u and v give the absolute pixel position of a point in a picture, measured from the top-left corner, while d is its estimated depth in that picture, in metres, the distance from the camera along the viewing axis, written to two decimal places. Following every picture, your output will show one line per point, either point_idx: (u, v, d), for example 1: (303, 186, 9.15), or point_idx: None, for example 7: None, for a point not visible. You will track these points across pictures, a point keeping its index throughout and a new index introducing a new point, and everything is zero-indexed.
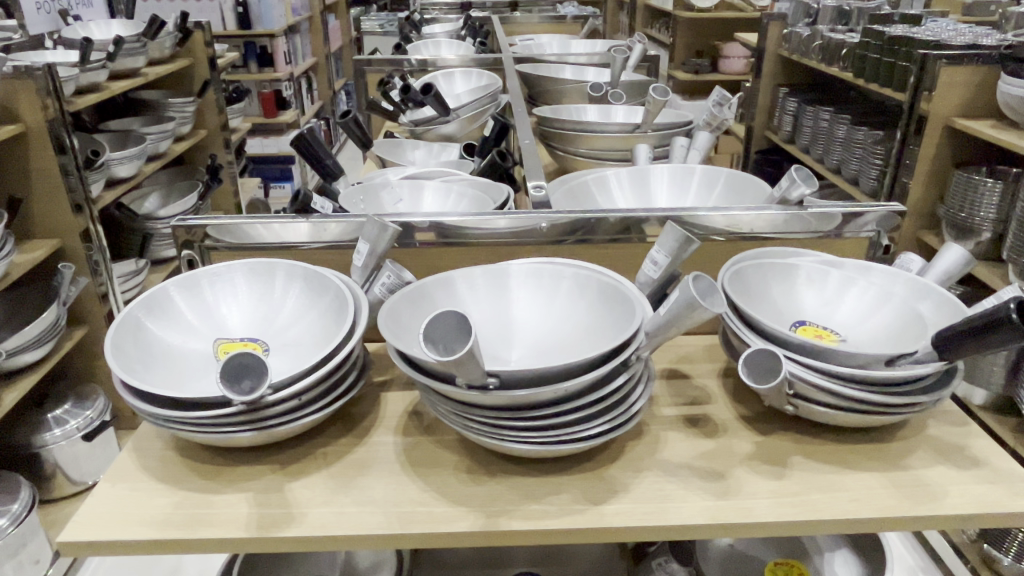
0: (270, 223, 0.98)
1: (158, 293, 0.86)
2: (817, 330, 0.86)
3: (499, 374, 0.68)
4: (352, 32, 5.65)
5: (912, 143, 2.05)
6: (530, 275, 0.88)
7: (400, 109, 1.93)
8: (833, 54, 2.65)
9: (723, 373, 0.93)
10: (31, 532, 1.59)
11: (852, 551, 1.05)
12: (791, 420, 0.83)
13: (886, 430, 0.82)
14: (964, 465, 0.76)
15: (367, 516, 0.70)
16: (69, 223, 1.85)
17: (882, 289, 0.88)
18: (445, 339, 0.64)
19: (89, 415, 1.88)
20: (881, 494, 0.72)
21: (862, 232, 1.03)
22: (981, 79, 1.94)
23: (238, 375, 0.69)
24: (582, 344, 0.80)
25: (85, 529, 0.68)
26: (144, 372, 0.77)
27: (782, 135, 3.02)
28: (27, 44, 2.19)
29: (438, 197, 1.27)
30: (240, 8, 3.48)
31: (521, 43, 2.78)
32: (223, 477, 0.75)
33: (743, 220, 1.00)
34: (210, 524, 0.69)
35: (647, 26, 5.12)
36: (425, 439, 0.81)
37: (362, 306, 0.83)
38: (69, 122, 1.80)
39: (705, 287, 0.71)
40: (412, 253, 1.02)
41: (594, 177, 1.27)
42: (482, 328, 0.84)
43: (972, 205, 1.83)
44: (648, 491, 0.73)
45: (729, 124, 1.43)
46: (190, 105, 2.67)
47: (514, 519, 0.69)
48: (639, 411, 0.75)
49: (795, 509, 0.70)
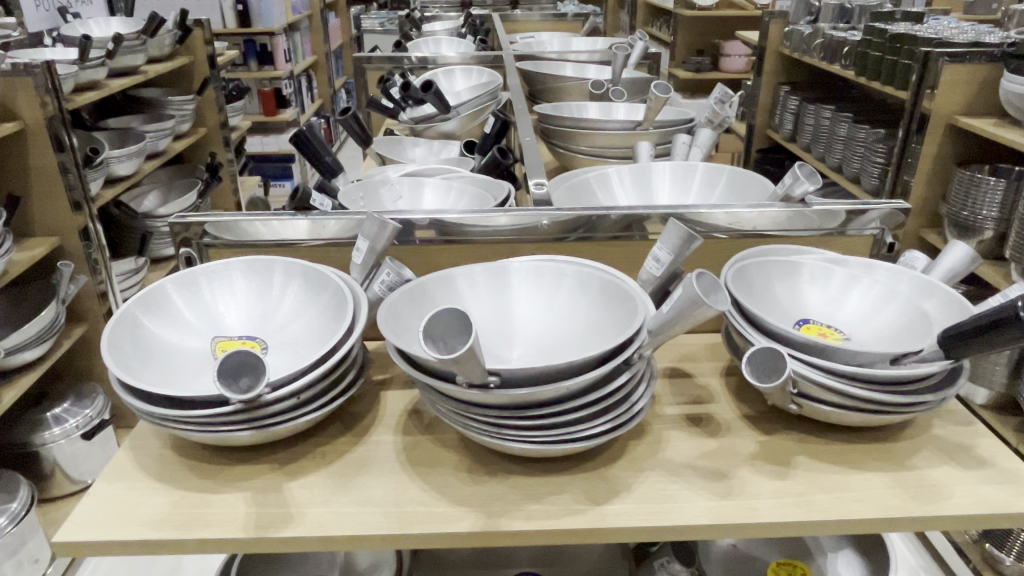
0: (269, 220, 0.97)
1: (155, 291, 0.85)
2: (822, 329, 0.85)
3: (500, 373, 0.67)
4: (352, 31, 5.64)
5: (914, 141, 2.04)
6: (530, 273, 0.87)
7: (401, 106, 1.92)
8: (834, 53, 2.65)
9: (725, 372, 0.93)
10: (30, 532, 1.58)
11: (854, 552, 1.05)
12: (795, 420, 0.83)
13: (890, 429, 0.81)
14: (970, 466, 0.75)
15: (366, 517, 0.69)
16: (68, 222, 1.84)
17: (886, 287, 0.88)
18: (445, 338, 0.63)
19: (89, 414, 1.87)
20: (885, 494, 0.71)
21: (866, 229, 1.02)
22: (984, 77, 1.93)
23: (235, 373, 0.69)
24: (583, 343, 0.79)
25: (80, 529, 0.67)
26: (140, 370, 0.77)
27: (784, 133, 3.01)
28: (26, 41, 2.18)
29: (438, 194, 1.27)
30: (239, 6, 3.47)
31: (523, 41, 2.77)
32: (221, 477, 0.75)
33: (746, 217, 0.99)
34: (207, 524, 0.69)
35: (648, 24, 5.12)
36: (424, 439, 0.80)
37: (361, 305, 0.82)
38: (68, 120, 1.80)
39: (709, 284, 0.70)
40: (412, 251, 1.02)
41: (595, 175, 1.26)
42: (482, 327, 0.83)
43: (974, 204, 1.82)
44: (650, 491, 0.72)
45: (731, 122, 1.41)
46: (190, 104, 2.66)
47: (515, 519, 0.69)
48: (640, 411, 0.74)
49: (799, 509, 0.69)
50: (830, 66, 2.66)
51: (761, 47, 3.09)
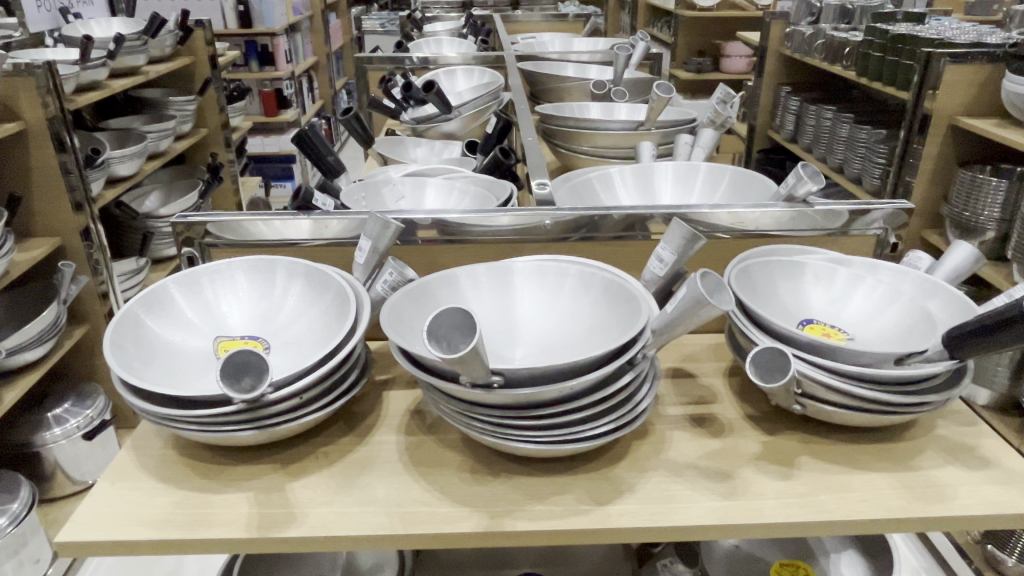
0: (271, 220, 0.97)
1: (157, 290, 0.85)
2: (826, 329, 0.85)
3: (503, 373, 0.67)
4: (353, 31, 5.65)
5: (916, 141, 2.04)
6: (534, 273, 0.87)
7: (402, 107, 1.91)
8: (835, 53, 2.65)
9: (729, 372, 0.92)
10: (31, 532, 1.58)
11: (858, 552, 1.05)
12: (800, 421, 0.82)
13: (894, 429, 0.81)
14: (974, 466, 0.75)
15: (369, 517, 0.69)
16: (69, 222, 1.84)
17: (890, 287, 0.87)
18: (449, 337, 0.62)
19: (89, 414, 1.87)
20: (890, 495, 0.71)
21: (868, 230, 1.02)
22: (986, 77, 1.93)
23: (238, 373, 0.68)
24: (586, 343, 0.79)
25: (82, 529, 0.67)
26: (142, 369, 0.76)
27: (785, 134, 3.01)
28: (27, 41, 2.17)
29: (440, 195, 1.27)
30: (240, 7, 3.47)
31: (524, 41, 2.77)
32: (223, 477, 0.74)
33: (749, 217, 0.99)
34: (210, 524, 0.68)
35: (649, 25, 5.12)
36: (427, 439, 0.80)
37: (364, 305, 0.81)
38: (69, 121, 1.79)
39: (713, 283, 0.70)
40: (414, 251, 1.02)
41: (597, 175, 1.26)
42: (485, 327, 0.83)
43: (976, 205, 1.82)
44: (654, 492, 0.72)
45: (733, 123, 1.41)
46: (190, 104, 2.66)
47: (518, 519, 0.68)
48: (644, 411, 0.74)
49: (804, 510, 0.69)
50: (831, 66, 2.66)
51: (761, 48, 3.09)
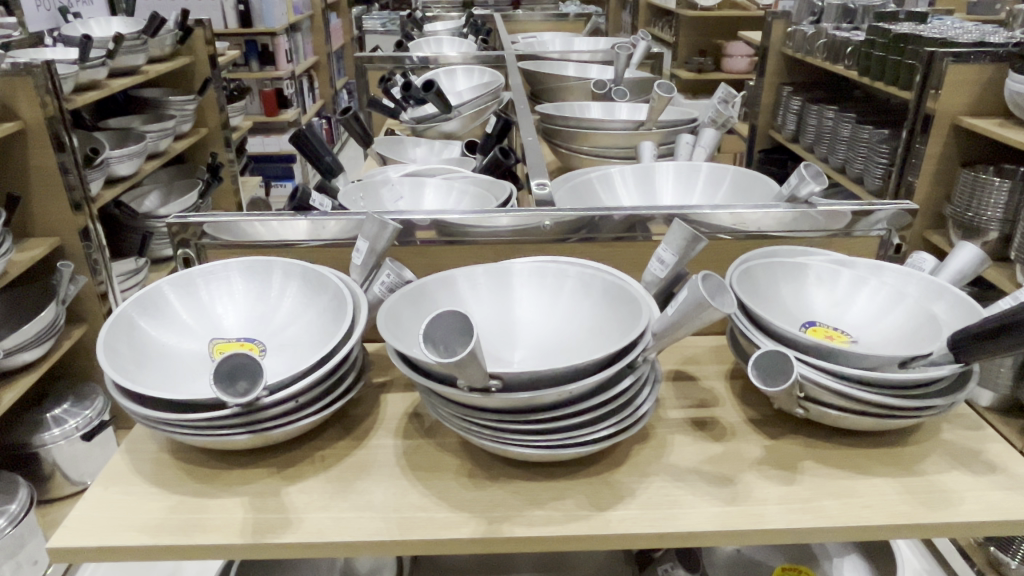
0: (268, 221, 0.96)
1: (152, 292, 0.84)
2: (829, 331, 0.84)
3: (501, 377, 0.66)
4: (354, 31, 5.64)
5: (918, 141, 2.03)
6: (533, 275, 0.86)
7: (401, 106, 1.90)
8: (838, 52, 2.64)
9: (731, 375, 0.91)
10: (30, 533, 1.57)
11: (861, 557, 1.04)
12: (802, 424, 0.81)
13: (897, 434, 0.79)
14: (980, 471, 0.74)
15: (366, 522, 0.68)
16: (69, 221, 1.83)
17: (894, 289, 0.86)
18: (446, 340, 0.62)
19: (89, 415, 1.87)
20: (894, 501, 0.70)
21: (872, 230, 1.01)
22: (988, 77, 1.92)
23: (231, 378, 0.67)
24: (585, 346, 0.78)
25: (75, 534, 0.66)
26: (137, 372, 0.76)
27: (787, 134, 3.00)
28: (26, 40, 2.16)
29: (439, 195, 1.26)
30: (241, 7, 3.46)
31: (525, 41, 2.75)
32: (219, 481, 0.73)
33: (750, 219, 0.98)
34: (204, 530, 0.67)
35: (650, 23, 5.10)
36: (425, 442, 0.79)
37: (361, 307, 0.80)
38: (68, 120, 1.78)
39: (715, 286, 0.69)
40: (412, 251, 1.01)
41: (597, 175, 1.25)
42: (483, 329, 0.82)
43: (978, 205, 1.81)
44: (654, 497, 0.71)
45: (735, 123, 1.40)
46: (190, 104, 2.65)
47: (517, 525, 0.67)
48: (645, 414, 0.73)
49: (807, 515, 0.68)
50: (834, 66, 2.66)
51: (763, 47, 3.08)
